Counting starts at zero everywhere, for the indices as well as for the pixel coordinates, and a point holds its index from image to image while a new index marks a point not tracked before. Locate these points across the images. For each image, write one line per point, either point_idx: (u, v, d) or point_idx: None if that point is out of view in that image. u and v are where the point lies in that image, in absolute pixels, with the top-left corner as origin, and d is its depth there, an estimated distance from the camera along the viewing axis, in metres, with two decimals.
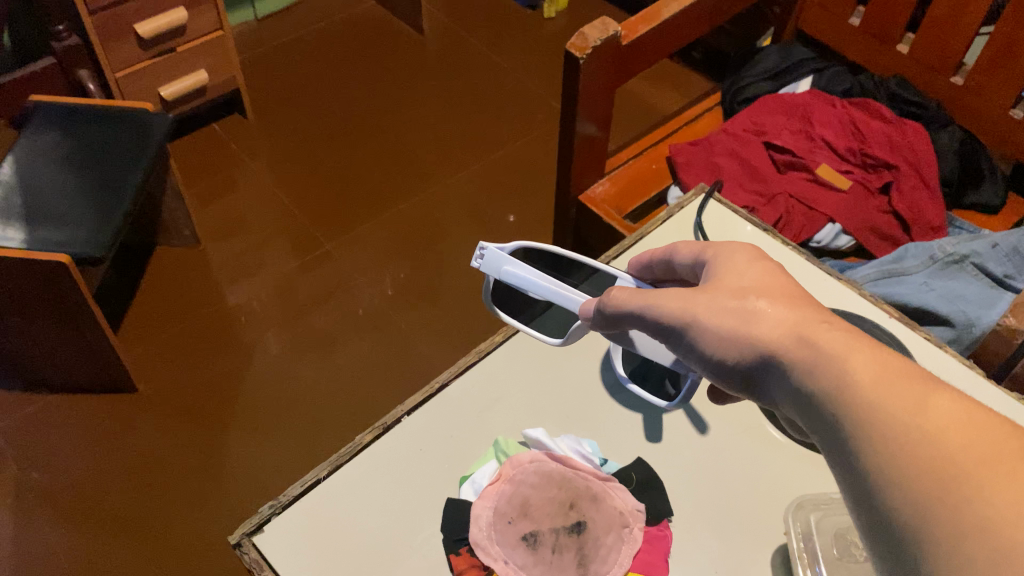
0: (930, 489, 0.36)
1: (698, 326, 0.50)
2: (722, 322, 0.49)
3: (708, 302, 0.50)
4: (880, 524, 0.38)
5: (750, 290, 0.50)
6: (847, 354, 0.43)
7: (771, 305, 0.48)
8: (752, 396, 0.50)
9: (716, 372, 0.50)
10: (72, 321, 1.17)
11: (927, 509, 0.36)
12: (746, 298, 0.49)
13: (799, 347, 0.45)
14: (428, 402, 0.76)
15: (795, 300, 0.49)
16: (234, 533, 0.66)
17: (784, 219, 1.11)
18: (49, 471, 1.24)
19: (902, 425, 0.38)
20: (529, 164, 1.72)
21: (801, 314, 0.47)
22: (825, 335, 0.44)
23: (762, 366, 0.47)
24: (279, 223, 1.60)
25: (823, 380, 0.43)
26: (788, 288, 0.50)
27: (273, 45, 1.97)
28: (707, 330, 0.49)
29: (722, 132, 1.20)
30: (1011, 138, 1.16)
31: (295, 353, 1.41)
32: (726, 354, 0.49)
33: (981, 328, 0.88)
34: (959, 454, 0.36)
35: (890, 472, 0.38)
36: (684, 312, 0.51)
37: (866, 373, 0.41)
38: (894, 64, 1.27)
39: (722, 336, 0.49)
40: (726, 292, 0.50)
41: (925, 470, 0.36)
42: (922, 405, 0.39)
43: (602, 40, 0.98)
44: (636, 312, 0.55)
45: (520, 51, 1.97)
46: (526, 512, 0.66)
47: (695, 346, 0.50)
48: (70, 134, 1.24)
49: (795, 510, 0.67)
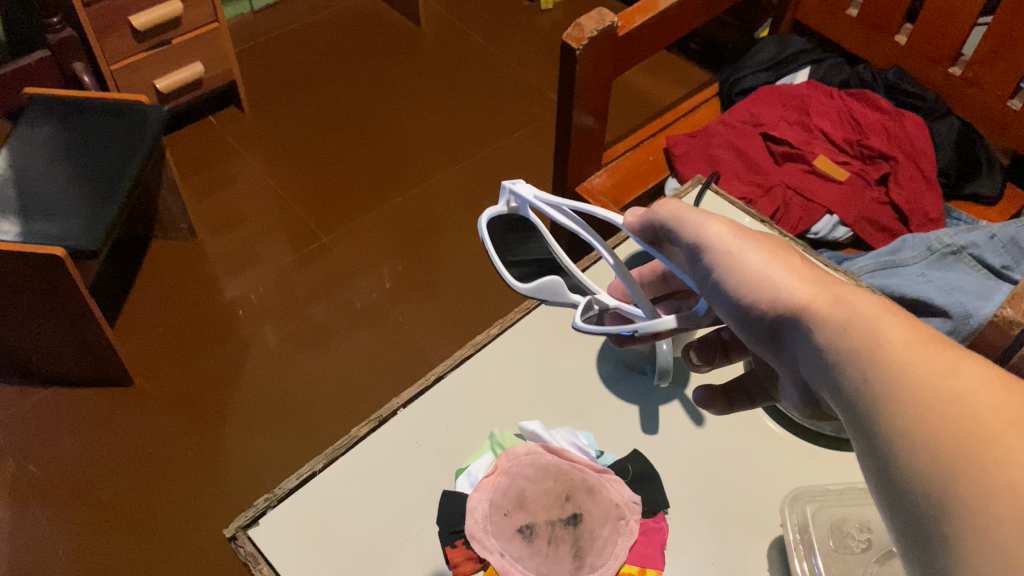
0: (956, 450, 0.38)
1: (738, 261, 0.53)
2: (760, 271, 0.52)
3: (752, 248, 0.53)
4: (900, 484, 0.40)
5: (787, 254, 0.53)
6: (879, 317, 0.45)
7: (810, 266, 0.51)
8: (767, 348, 0.52)
9: (738, 320, 0.53)
10: (66, 313, 1.17)
11: (953, 467, 0.37)
12: (786, 258, 0.52)
13: (832, 304, 0.48)
14: (422, 394, 0.75)
15: (818, 272, 0.52)
16: (229, 526, 0.66)
17: (781, 210, 1.11)
18: (46, 464, 1.23)
19: (934, 386, 0.40)
20: (526, 156, 1.72)
21: (836, 281, 0.50)
22: (859, 298, 0.47)
23: (792, 320, 0.49)
24: (276, 215, 1.59)
25: (853, 337, 0.45)
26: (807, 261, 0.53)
27: (270, 37, 1.96)
28: (744, 269, 0.52)
29: (719, 123, 1.20)
30: (1008, 128, 1.15)
31: (293, 345, 1.40)
32: (756, 299, 0.51)
33: (977, 319, 0.88)
34: (987, 417, 0.38)
35: (918, 431, 0.40)
36: (727, 254, 0.54)
37: (898, 334, 0.44)
38: (890, 54, 1.26)
39: (759, 278, 0.52)
40: (770, 247, 0.54)
41: (953, 429, 0.38)
42: (952, 369, 0.41)
43: (597, 31, 0.97)
44: (682, 226, 0.58)
45: (517, 42, 1.97)
46: (522, 504, 0.66)
47: (723, 283, 0.54)
48: (64, 127, 1.23)
49: (790, 502, 0.66)
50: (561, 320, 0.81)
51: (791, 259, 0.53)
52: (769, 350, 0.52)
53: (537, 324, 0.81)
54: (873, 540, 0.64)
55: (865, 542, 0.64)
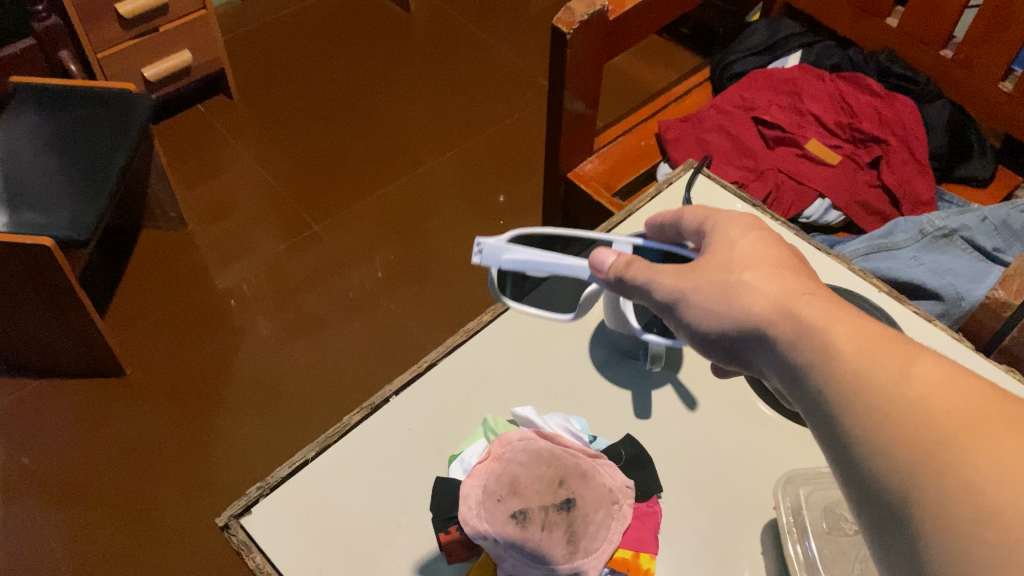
0: (916, 454, 0.38)
1: (686, 301, 0.52)
2: (710, 297, 0.51)
3: (694, 282, 0.52)
4: (866, 490, 0.40)
5: (737, 264, 0.52)
6: (830, 325, 0.44)
7: (756, 277, 0.50)
8: (740, 367, 0.52)
9: (704, 347, 0.52)
10: (56, 304, 1.16)
11: (912, 473, 0.37)
12: (732, 272, 0.51)
13: (781, 318, 0.47)
14: (415, 381, 0.75)
15: (782, 270, 0.51)
16: (221, 515, 0.66)
17: (773, 194, 1.10)
18: (37, 456, 1.23)
19: (888, 394, 0.40)
20: (517, 143, 1.71)
21: (785, 285, 0.49)
22: (808, 307, 0.46)
23: (749, 338, 0.49)
24: (265, 205, 1.58)
25: (808, 352, 0.45)
26: (778, 257, 0.52)
27: (259, 24, 1.95)
28: (695, 305, 0.52)
29: (711, 108, 1.19)
30: (1000, 111, 1.15)
31: (284, 336, 1.40)
32: (715, 329, 0.51)
33: (970, 302, 0.88)
34: (941, 420, 0.38)
35: (876, 440, 0.40)
36: (674, 289, 0.53)
37: (848, 340, 0.43)
38: (881, 36, 1.26)
39: (706, 306, 0.51)
40: (711, 269, 0.52)
41: (909, 437, 0.38)
42: (905, 374, 0.41)
43: (588, 15, 0.96)
44: (635, 285, 0.56)
45: (508, 28, 1.95)
46: (515, 489, 0.65)
47: (682, 321, 0.53)
48: (50, 116, 1.22)
49: (784, 486, 0.66)
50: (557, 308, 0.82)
51: (735, 270, 0.51)
52: (737, 366, 0.52)
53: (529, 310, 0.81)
54: None
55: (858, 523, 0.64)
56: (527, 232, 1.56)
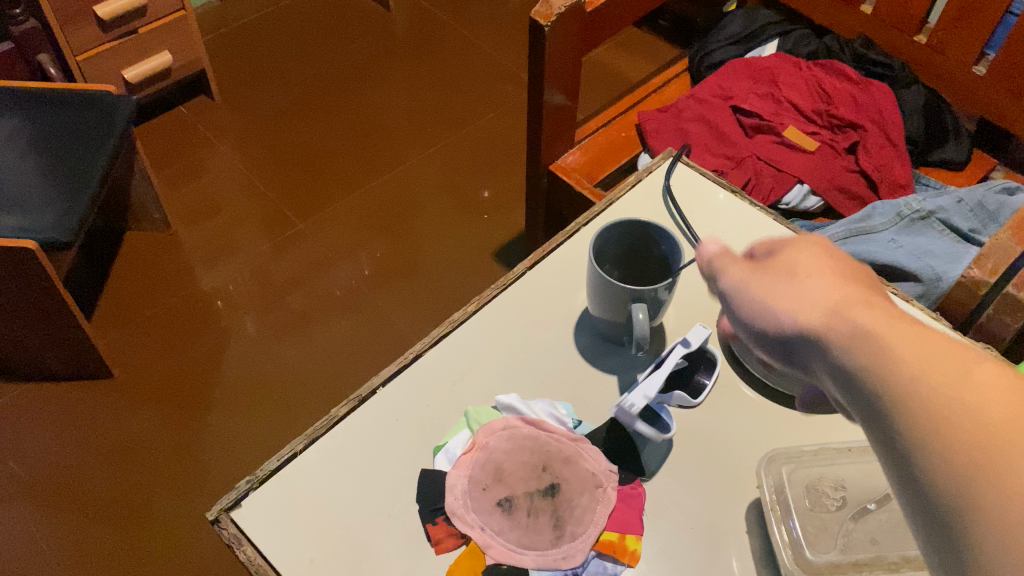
0: (990, 477, 0.33)
1: (738, 288, 0.48)
2: (763, 289, 0.46)
3: (748, 269, 0.48)
4: (927, 511, 0.36)
5: (791, 257, 0.47)
6: (884, 328, 0.40)
7: (813, 275, 0.45)
8: (787, 364, 0.47)
9: (751, 336, 0.48)
10: (41, 308, 1.16)
11: (979, 497, 0.33)
12: (788, 265, 0.47)
13: (830, 318, 0.42)
14: (401, 372, 0.76)
15: (840, 265, 0.46)
16: (212, 509, 0.67)
17: (752, 181, 1.11)
18: (26, 461, 1.23)
19: (951, 405, 0.36)
20: (500, 138, 1.72)
21: (837, 284, 0.44)
22: (860, 308, 0.42)
23: (795, 335, 0.44)
24: (249, 205, 1.59)
25: (860, 355, 0.40)
26: (833, 253, 0.47)
27: (238, 24, 1.94)
28: (744, 295, 0.47)
29: (689, 98, 1.20)
30: (975, 94, 1.17)
31: (272, 335, 1.40)
32: (763, 323, 0.46)
33: (946, 283, 0.90)
34: (1013, 438, 0.34)
35: (938, 457, 0.35)
36: (728, 273, 0.49)
37: (911, 349, 0.38)
38: (857, 23, 1.27)
39: (757, 298, 0.46)
40: (770, 262, 0.48)
41: (978, 456, 0.34)
42: (971, 386, 0.36)
43: (566, 7, 0.97)
44: (696, 249, 0.54)
45: (488, 23, 1.96)
46: (500, 477, 0.68)
47: (732, 311, 0.49)
48: (29, 119, 1.22)
49: (767, 465, 0.67)
50: (541, 297, 0.82)
51: (793, 266, 0.46)
52: (784, 362, 0.47)
53: (513, 301, 0.82)
54: (847, 498, 0.65)
55: (839, 500, 0.65)
56: (511, 226, 1.57)
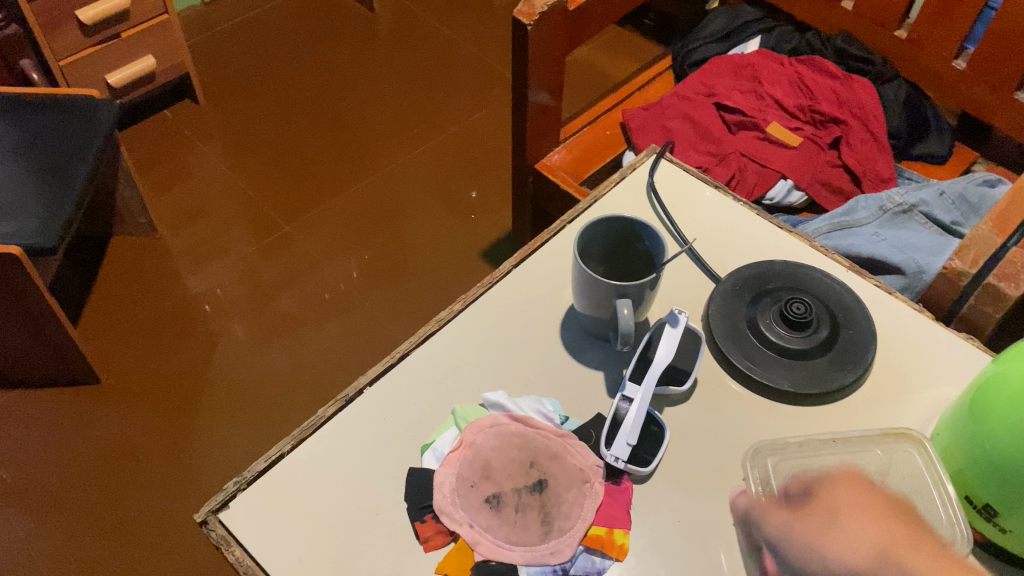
0: None
1: (795, 544, 0.60)
2: (827, 543, 0.59)
3: (801, 523, 0.61)
4: None
5: (836, 512, 0.60)
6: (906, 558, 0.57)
7: (861, 525, 0.59)
8: None
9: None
10: (26, 314, 1.15)
11: None
12: (836, 519, 0.60)
13: (882, 563, 0.57)
14: (388, 372, 0.76)
15: (879, 511, 0.60)
16: (199, 511, 0.67)
17: (736, 177, 1.12)
18: (14, 468, 1.22)
19: None
20: (486, 138, 1.72)
21: (879, 528, 0.59)
22: (901, 553, 0.57)
23: None
24: (235, 208, 1.58)
25: None
26: (872, 498, 0.61)
27: (223, 27, 1.94)
28: (804, 549, 0.60)
29: (673, 96, 1.21)
30: (955, 89, 1.18)
31: (260, 338, 1.40)
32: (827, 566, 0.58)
33: (930, 275, 0.91)
34: None
35: None
36: (783, 529, 0.61)
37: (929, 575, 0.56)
38: (838, 20, 1.28)
39: (817, 551, 0.59)
40: (827, 514, 0.60)
41: None
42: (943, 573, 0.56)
43: (548, 6, 0.97)
44: (745, 511, 0.65)
45: (473, 24, 1.97)
46: (488, 474, 0.68)
47: (787, 554, 0.60)
48: (11, 124, 1.21)
49: (752, 456, 0.69)
50: (526, 295, 0.83)
51: (845, 518, 0.59)
52: None
53: (499, 299, 0.82)
54: None
55: None
56: (498, 226, 1.57)
